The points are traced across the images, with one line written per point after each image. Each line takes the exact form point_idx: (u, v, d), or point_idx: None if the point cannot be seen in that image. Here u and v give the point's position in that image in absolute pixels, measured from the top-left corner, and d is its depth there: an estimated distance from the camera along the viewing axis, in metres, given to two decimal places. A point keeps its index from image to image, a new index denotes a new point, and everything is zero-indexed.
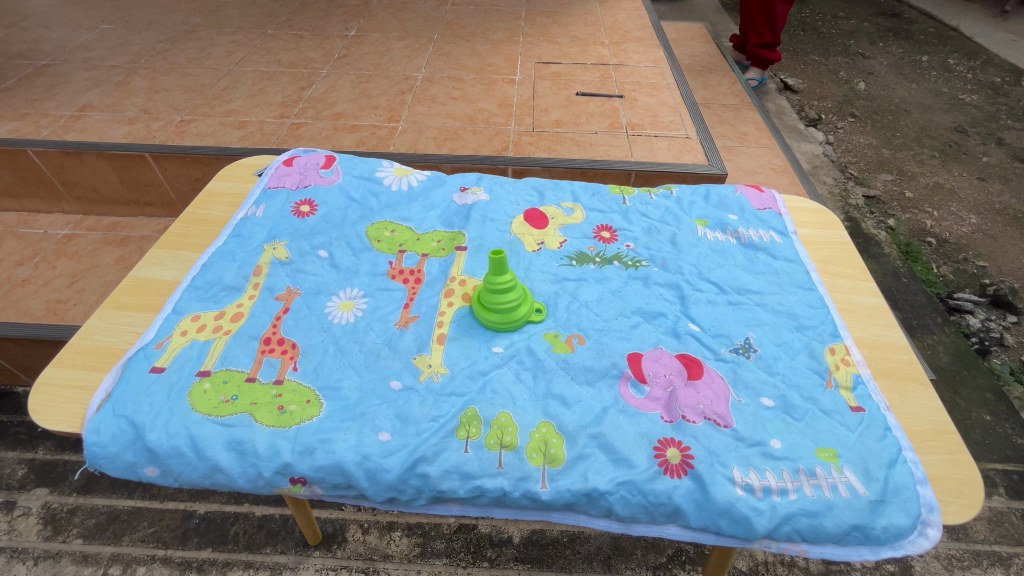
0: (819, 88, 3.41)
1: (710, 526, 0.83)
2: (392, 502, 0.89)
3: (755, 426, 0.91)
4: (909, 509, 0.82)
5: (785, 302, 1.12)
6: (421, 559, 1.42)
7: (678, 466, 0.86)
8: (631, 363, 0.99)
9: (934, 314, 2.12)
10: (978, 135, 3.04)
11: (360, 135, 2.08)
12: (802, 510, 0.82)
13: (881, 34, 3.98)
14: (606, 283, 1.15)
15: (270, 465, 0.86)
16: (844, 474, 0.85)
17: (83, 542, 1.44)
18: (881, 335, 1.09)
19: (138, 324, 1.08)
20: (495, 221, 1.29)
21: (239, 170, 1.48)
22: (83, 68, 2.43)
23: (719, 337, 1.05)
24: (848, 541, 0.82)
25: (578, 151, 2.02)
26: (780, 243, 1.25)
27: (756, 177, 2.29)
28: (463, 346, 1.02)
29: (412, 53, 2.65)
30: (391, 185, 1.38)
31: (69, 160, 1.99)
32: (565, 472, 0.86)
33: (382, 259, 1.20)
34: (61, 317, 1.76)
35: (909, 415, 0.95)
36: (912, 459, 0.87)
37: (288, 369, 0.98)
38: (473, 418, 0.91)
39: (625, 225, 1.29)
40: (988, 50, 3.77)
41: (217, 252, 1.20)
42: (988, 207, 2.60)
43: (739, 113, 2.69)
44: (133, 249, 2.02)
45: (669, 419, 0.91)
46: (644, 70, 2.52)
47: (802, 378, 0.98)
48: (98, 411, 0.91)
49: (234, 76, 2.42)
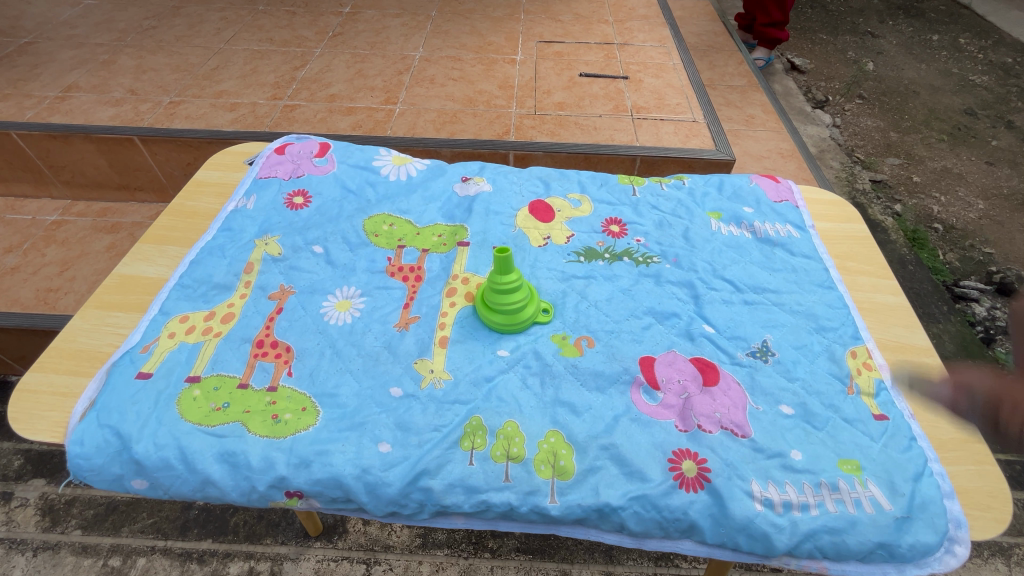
0: (827, 68, 3.31)
1: (727, 542, 0.80)
2: (394, 516, 0.85)
3: (774, 436, 0.86)
4: (936, 525, 0.78)
5: (804, 301, 1.07)
6: (422, 550, 1.39)
7: (694, 479, 0.81)
8: (643, 368, 0.94)
9: (939, 302, 2.07)
10: (988, 118, 2.96)
11: (356, 118, 2.00)
12: (824, 527, 0.78)
13: (891, 11, 3.86)
14: (616, 281, 1.10)
15: (264, 479, 0.82)
16: (868, 488, 0.80)
17: (82, 533, 1.41)
18: (902, 337, 1.04)
19: (124, 326, 1.02)
20: (499, 214, 1.23)
21: (228, 158, 1.41)
22: (68, 46, 2.33)
23: (734, 339, 1.00)
24: (871, 558, 0.78)
25: (582, 135, 1.95)
26: (798, 238, 1.20)
27: (764, 162, 2.22)
28: (466, 350, 0.97)
29: (409, 31, 2.55)
30: (389, 175, 1.31)
31: (54, 144, 1.90)
32: (576, 485, 0.82)
33: (381, 255, 1.14)
34: (52, 306, 1.70)
35: (934, 423, 0.91)
36: (938, 472, 0.83)
37: (282, 374, 0.93)
38: (477, 427, 0.86)
39: (636, 219, 1.23)
40: (1000, 29, 3.66)
41: (207, 248, 1.14)
42: (996, 192, 2.54)
43: (747, 95, 2.60)
44: (124, 236, 1.95)
45: (683, 429, 0.87)
46: (650, 49, 2.43)
47: (823, 384, 0.93)
48: (82, 420, 0.86)
49: (225, 55, 2.32)
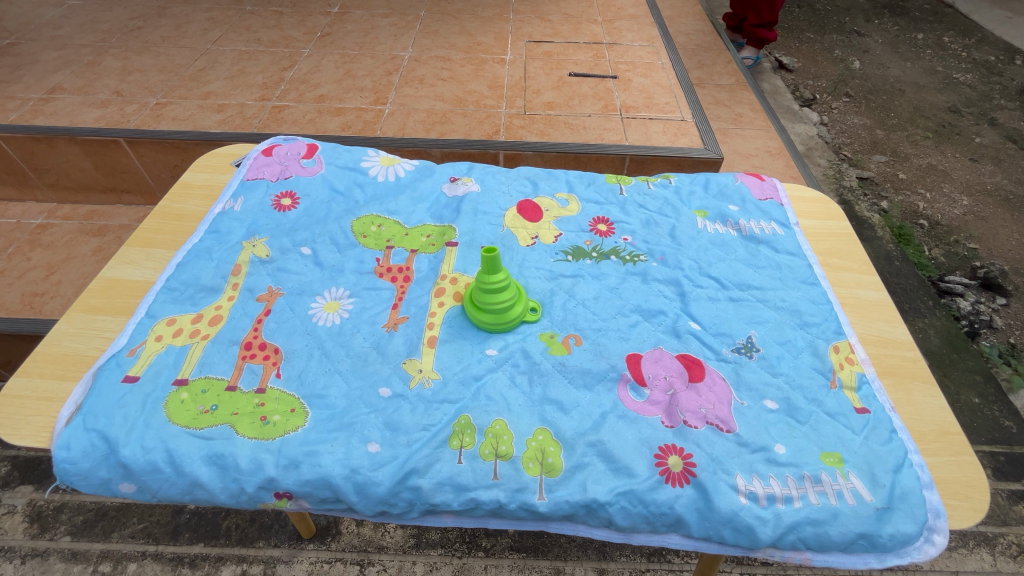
0: (814, 66, 3.35)
1: (713, 536, 0.81)
2: (383, 515, 0.85)
3: (759, 430, 0.87)
4: (916, 515, 0.79)
5: (788, 298, 1.08)
6: (415, 550, 1.39)
7: (680, 474, 0.82)
8: (630, 365, 0.96)
9: (925, 298, 2.10)
10: (972, 115, 3.00)
11: (346, 119, 2.00)
12: (807, 519, 0.79)
13: (877, 10, 3.91)
14: (604, 280, 1.11)
15: (253, 480, 0.82)
16: (850, 480, 0.82)
17: (71, 540, 1.40)
18: (884, 331, 1.06)
19: (110, 329, 1.02)
20: (487, 214, 1.23)
21: (216, 160, 1.40)
22: (52, 47, 2.30)
23: (720, 335, 1.02)
24: (852, 549, 0.80)
25: (572, 135, 1.96)
26: (783, 236, 1.22)
27: (752, 161, 2.24)
28: (455, 349, 0.98)
29: (398, 31, 2.55)
30: (377, 175, 1.31)
31: (39, 146, 1.88)
32: (564, 482, 0.82)
33: (370, 256, 1.15)
34: (38, 311, 1.68)
35: (914, 415, 0.92)
36: (918, 463, 0.84)
37: (270, 376, 0.93)
38: (466, 426, 0.87)
39: (623, 218, 1.24)
40: (983, 27, 3.71)
41: (194, 251, 1.13)
42: (980, 188, 2.58)
43: (735, 94, 2.62)
44: (110, 239, 1.94)
45: (669, 425, 0.88)
46: (639, 49, 2.44)
47: (806, 379, 0.95)
48: (68, 425, 0.86)
49: (212, 55, 2.31)
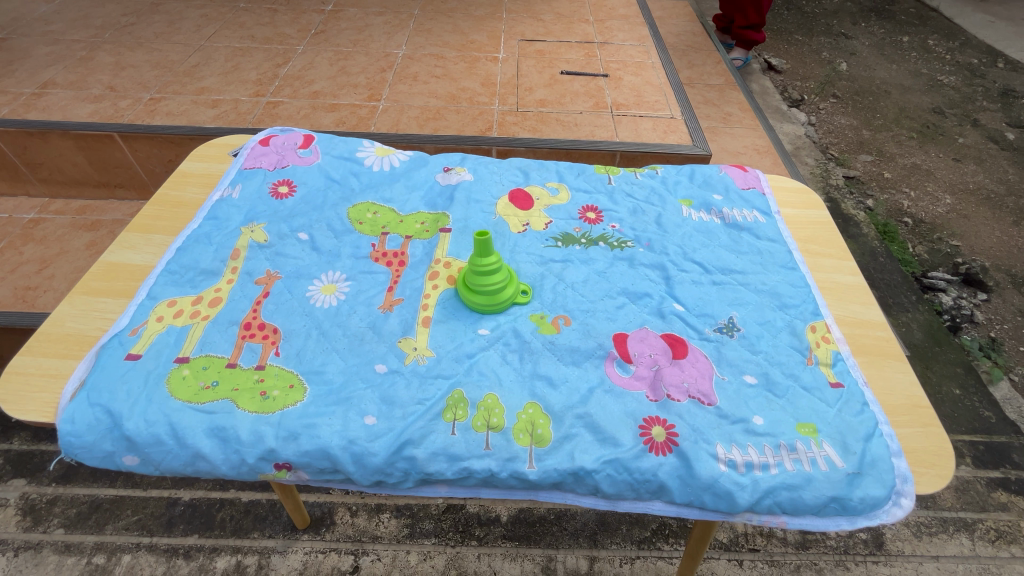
0: (802, 67, 3.42)
1: (694, 501, 0.85)
2: (379, 485, 0.88)
3: (737, 403, 0.92)
4: (884, 480, 0.84)
5: (768, 281, 1.13)
6: (409, 539, 1.42)
7: (663, 444, 0.86)
8: (616, 344, 1.00)
9: (908, 293, 2.16)
10: (955, 116, 3.08)
11: (340, 115, 2.03)
12: (782, 484, 0.83)
13: (864, 13, 3.98)
14: (592, 264, 1.15)
15: (253, 452, 0.85)
16: (823, 448, 0.86)
17: (64, 532, 1.42)
18: (860, 313, 1.10)
19: (112, 311, 1.04)
20: (480, 202, 1.27)
21: (213, 150, 1.43)
22: (43, 43, 2.31)
23: (703, 316, 1.06)
24: (825, 512, 0.84)
25: (563, 131, 2.00)
26: (764, 223, 1.26)
27: (739, 159, 2.30)
28: (448, 329, 1.01)
29: (392, 29, 2.58)
30: (372, 165, 1.35)
31: (32, 141, 1.90)
32: (553, 451, 0.86)
33: (365, 241, 1.18)
34: (31, 304, 1.69)
35: (886, 390, 0.97)
36: (888, 433, 0.89)
37: (269, 354, 0.96)
38: (459, 400, 0.90)
39: (611, 206, 1.29)
40: (967, 31, 3.80)
41: (193, 235, 1.16)
42: (963, 188, 2.64)
43: (723, 93, 2.67)
44: (104, 234, 1.95)
45: (653, 398, 0.92)
46: (629, 49, 2.49)
47: (783, 356, 0.99)
48: (72, 400, 0.88)
49: (206, 52, 2.33)
